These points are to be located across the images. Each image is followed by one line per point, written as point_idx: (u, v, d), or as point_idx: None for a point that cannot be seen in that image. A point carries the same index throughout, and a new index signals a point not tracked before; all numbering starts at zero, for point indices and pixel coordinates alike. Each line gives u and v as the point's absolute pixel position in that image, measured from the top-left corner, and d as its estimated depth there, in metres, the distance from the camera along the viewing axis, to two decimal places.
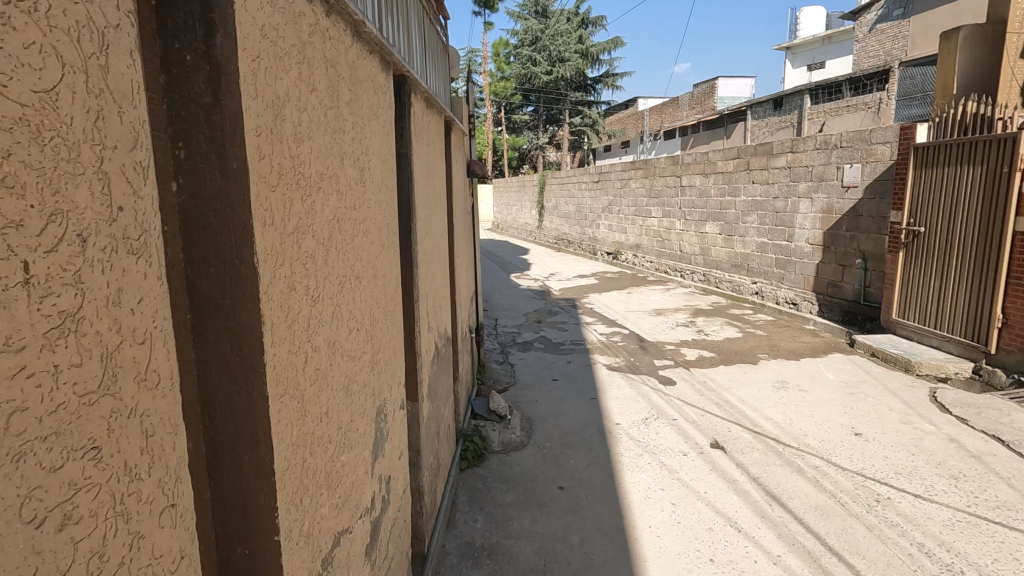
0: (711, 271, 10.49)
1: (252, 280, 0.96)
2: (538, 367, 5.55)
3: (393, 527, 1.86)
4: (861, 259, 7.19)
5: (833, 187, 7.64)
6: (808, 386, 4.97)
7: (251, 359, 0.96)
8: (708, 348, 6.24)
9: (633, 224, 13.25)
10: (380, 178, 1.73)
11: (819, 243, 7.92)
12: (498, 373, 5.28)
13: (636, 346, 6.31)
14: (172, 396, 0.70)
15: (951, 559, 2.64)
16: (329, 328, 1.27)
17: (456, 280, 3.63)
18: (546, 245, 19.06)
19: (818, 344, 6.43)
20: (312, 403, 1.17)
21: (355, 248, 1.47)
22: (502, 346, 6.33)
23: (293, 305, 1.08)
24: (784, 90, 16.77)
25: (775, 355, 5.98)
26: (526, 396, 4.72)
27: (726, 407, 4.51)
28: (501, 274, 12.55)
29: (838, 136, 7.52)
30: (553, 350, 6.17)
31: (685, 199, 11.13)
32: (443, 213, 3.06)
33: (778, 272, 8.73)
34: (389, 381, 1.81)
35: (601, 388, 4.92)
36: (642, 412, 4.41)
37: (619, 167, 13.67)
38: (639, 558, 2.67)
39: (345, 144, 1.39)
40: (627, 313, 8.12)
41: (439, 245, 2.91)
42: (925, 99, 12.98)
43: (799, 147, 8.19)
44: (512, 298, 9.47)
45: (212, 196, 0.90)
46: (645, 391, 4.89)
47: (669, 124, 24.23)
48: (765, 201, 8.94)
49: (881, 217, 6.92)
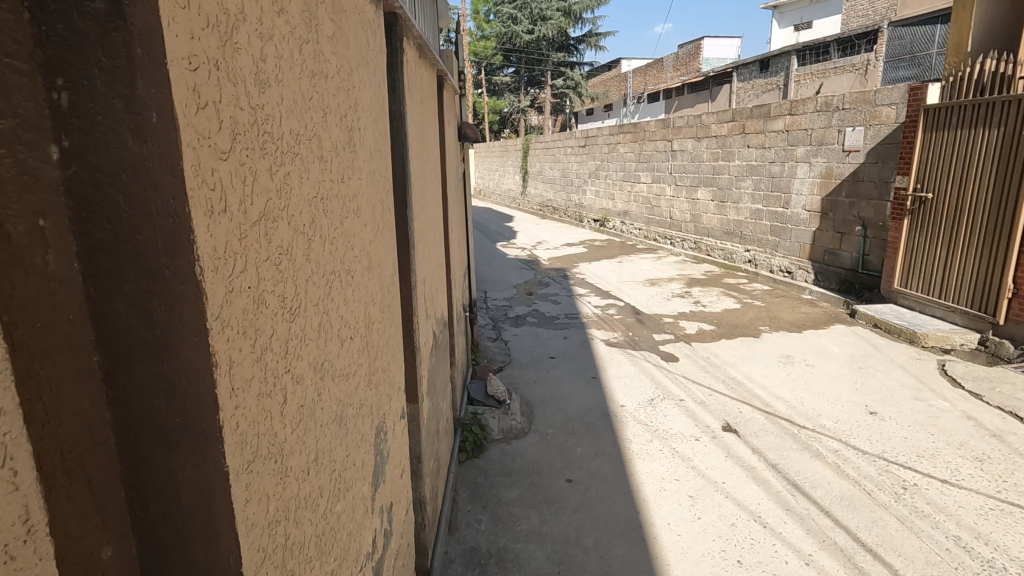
0: (702, 238, 10.26)
1: (193, 300, 0.60)
2: (534, 344, 5.27)
3: (397, 559, 1.58)
4: (861, 227, 7.00)
5: (834, 151, 7.38)
6: (815, 360, 4.80)
7: (196, 421, 0.63)
8: (707, 320, 6.03)
9: (621, 190, 12.91)
10: (372, 142, 1.38)
11: (817, 210, 7.70)
12: (493, 352, 4.99)
13: (633, 320, 6.07)
14: (27, 550, 0.46)
15: (991, 554, 2.46)
16: (316, 347, 0.94)
17: (450, 257, 3.28)
18: (531, 212, 18.64)
19: (817, 315, 6.27)
20: (297, 456, 0.85)
21: (345, 236, 1.13)
22: (494, 321, 6.04)
23: (263, 327, 0.74)
24: (771, 51, 16.31)
25: (776, 328, 5.80)
26: (524, 378, 4.46)
27: (732, 384, 4.31)
28: (486, 243, 12.16)
29: (840, 97, 7.21)
30: (547, 325, 5.90)
31: (676, 164, 10.78)
32: (437, 182, 2.70)
33: (773, 240, 8.53)
34: (388, 392, 1.49)
35: (602, 367, 4.68)
36: (647, 392, 4.18)
37: (606, 131, 13.22)
38: (660, 561, 2.45)
39: (328, 95, 1.03)
40: (620, 283, 7.87)
41: (434, 220, 2.56)
42: (914, 60, 12.67)
43: (798, 109, 7.86)
44: (501, 269, 9.14)
45: (124, 168, 0.56)
46: (648, 368, 4.67)
47: (653, 87, 23.64)
48: (760, 166, 8.66)
49: (883, 182, 6.71)
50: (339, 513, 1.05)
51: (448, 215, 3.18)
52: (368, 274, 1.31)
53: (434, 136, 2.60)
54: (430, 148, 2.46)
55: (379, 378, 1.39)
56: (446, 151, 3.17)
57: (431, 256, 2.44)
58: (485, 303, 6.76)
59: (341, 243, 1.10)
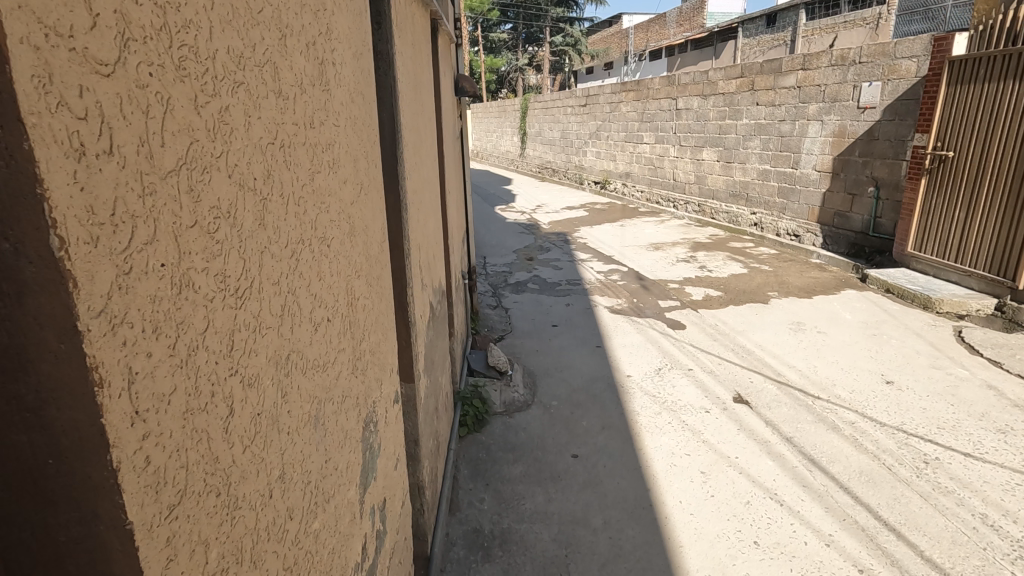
0: (706, 201, 9.99)
1: (60, 291, 0.40)
2: (536, 312, 5.09)
3: (393, 559, 1.42)
4: (874, 188, 6.75)
5: (848, 108, 7.05)
6: (827, 327, 4.63)
7: (85, 461, 0.44)
8: (714, 286, 5.84)
9: (623, 151, 12.53)
10: (353, 83, 1.15)
11: (827, 170, 7.42)
12: (494, 321, 4.81)
13: (638, 286, 5.88)
14: None
15: (1020, 533, 2.34)
16: (277, 337, 0.74)
17: (449, 221, 3.07)
18: (530, 175, 18.24)
19: (827, 280, 6.08)
20: (253, 481, 0.66)
21: (318, 196, 0.91)
22: (494, 288, 5.85)
23: (192, 319, 0.54)
24: (779, 4, 15.61)
25: (785, 293, 5.61)
26: (526, 347, 4.29)
27: (743, 352, 4.15)
28: (484, 207, 11.87)
29: (857, 50, 6.85)
30: (549, 291, 5.72)
31: (681, 123, 10.40)
32: (433, 138, 2.46)
33: (780, 202, 8.27)
34: (379, 377, 1.31)
35: (606, 336, 4.51)
36: (654, 361, 4.02)
37: (608, 89, 12.75)
38: (673, 543, 2.32)
39: (288, 12, 0.80)
40: (623, 248, 7.65)
41: (430, 180, 2.33)
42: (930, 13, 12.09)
43: (811, 63, 7.49)
44: (500, 233, 8.89)
45: None
46: (654, 336, 4.50)
47: (655, 43, 22.83)
48: (769, 124, 8.32)
49: (899, 141, 6.42)
50: (316, 535, 0.87)
51: (445, 176, 2.95)
52: (350, 240, 1.10)
53: (428, 87, 2.34)
54: (424, 101, 2.21)
55: (366, 362, 1.20)
56: (442, 105, 2.92)
57: (427, 222, 2.23)
58: (484, 269, 6.55)
59: (311, 205, 0.88)
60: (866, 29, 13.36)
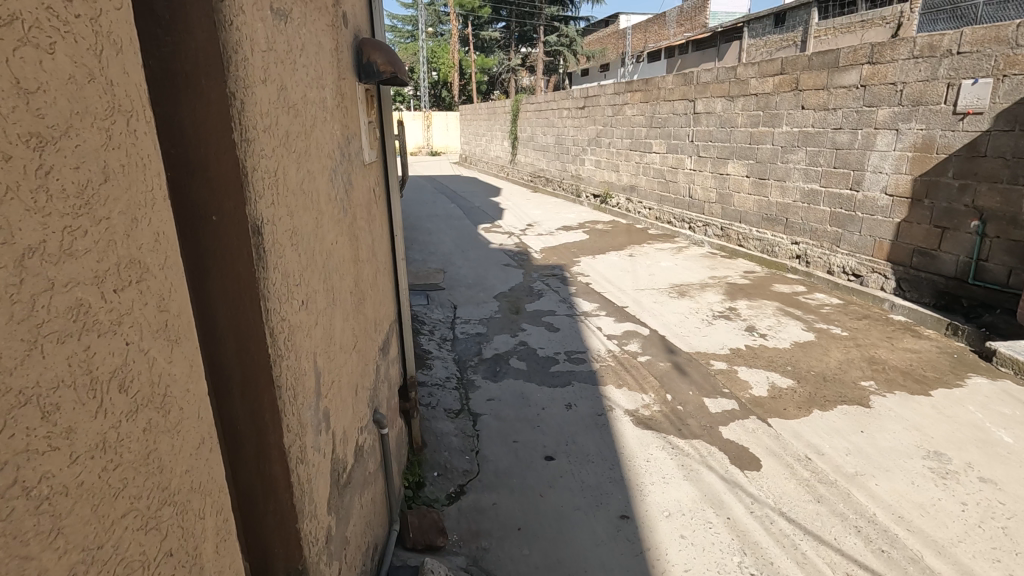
0: (732, 224, 8.24)
1: None
2: (520, 424, 3.28)
3: None
4: (978, 223, 5.03)
5: (936, 114, 5.33)
6: (988, 467, 2.85)
7: None
8: (777, 365, 4.07)
9: (628, 161, 10.79)
10: None
11: (904, 193, 5.70)
12: (450, 449, 2.96)
13: (668, 365, 4.09)
14: None
15: None
16: None
17: (298, 379, 1.26)
18: (521, 183, 16.45)
19: (930, 353, 4.32)
20: None
21: None
22: (461, 366, 4.06)
23: None
24: (787, 2, 14.09)
25: (884, 379, 3.86)
26: (500, 523, 2.47)
27: (881, 539, 2.36)
28: (464, 226, 10.02)
29: (953, 37, 5.14)
30: (539, 374, 3.94)
31: (699, 130, 8.67)
32: (100, 211, 0.65)
33: (833, 231, 6.55)
34: None
35: (635, 489, 2.69)
36: (727, 566, 2.22)
37: (610, 89, 11.01)
38: None
39: None
40: (637, 292, 5.85)
41: (0, 412, 0.52)
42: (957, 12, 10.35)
43: (882, 55, 5.78)
44: (479, 266, 7.08)
45: None
46: (715, 489, 2.69)
47: (653, 45, 21.30)
48: (819, 133, 6.60)
49: (1019, 158, 4.70)
50: None
51: (272, 281, 1.14)
52: None
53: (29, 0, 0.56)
54: None
55: None
56: (261, 97, 1.11)
57: None
58: (450, 332, 4.72)
59: None
60: (886, 27, 11.74)
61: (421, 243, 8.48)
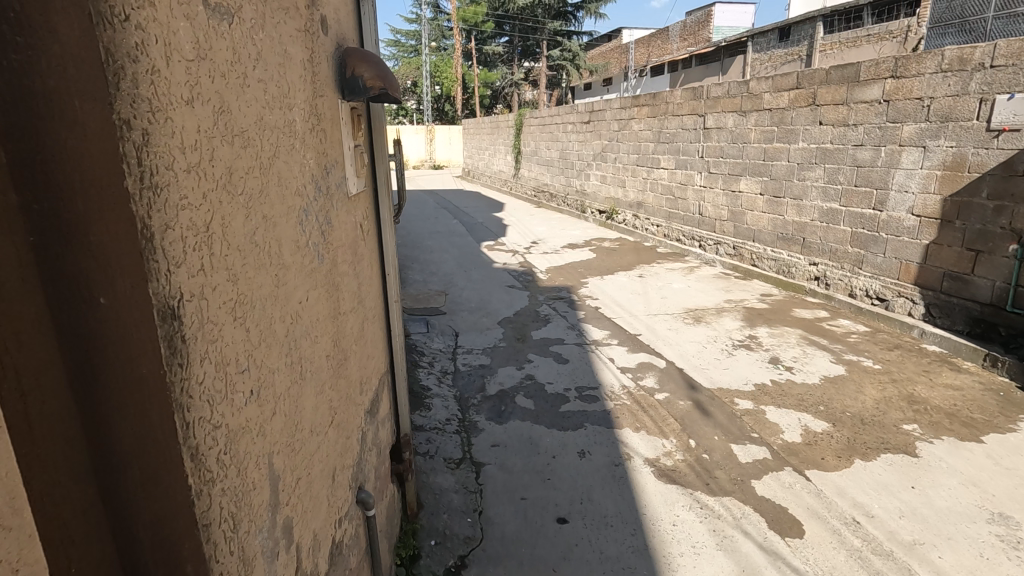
0: (744, 243, 7.92)
1: None
2: (528, 477, 2.93)
3: None
4: (1017, 246, 4.66)
5: (967, 131, 5.02)
6: None
7: None
8: (809, 405, 3.72)
9: (635, 176, 10.50)
10: None
11: (933, 214, 5.37)
12: (450, 510, 2.62)
13: (688, 404, 3.74)
14: None
15: None
16: None
17: (242, 499, 0.94)
18: (524, 198, 16.21)
19: (974, 391, 3.96)
20: None
21: None
22: (462, 404, 3.73)
23: None
24: (791, 16, 13.87)
25: (928, 422, 3.50)
26: None
27: None
28: (467, 244, 9.74)
29: (986, 49, 4.84)
30: (548, 415, 3.60)
31: (710, 145, 8.38)
32: None
33: (855, 252, 6.22)
34: None
35: (662, 562, 2.34)
36: None
37: (616, 103, 10.76)
38: None
39: None
40: (650, 318, 5.52)
41: None
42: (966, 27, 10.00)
43: (907, 69, 5.49)
44: (482, 288, 6.77)
45: None
46: (754, 563, 2.34)
47: (656, 59, 21.13)
48: (838, 150, 6.30)
49: None
50: None
51: (200, 378, 0.81)
52: None
53: None
54: None
55: None
56: (188, 125, 0.80)
57: None
58: (451, 363, 4.41)
59: None
60: (895, 41, 11.41)
61: (422, 262, 8.18)
